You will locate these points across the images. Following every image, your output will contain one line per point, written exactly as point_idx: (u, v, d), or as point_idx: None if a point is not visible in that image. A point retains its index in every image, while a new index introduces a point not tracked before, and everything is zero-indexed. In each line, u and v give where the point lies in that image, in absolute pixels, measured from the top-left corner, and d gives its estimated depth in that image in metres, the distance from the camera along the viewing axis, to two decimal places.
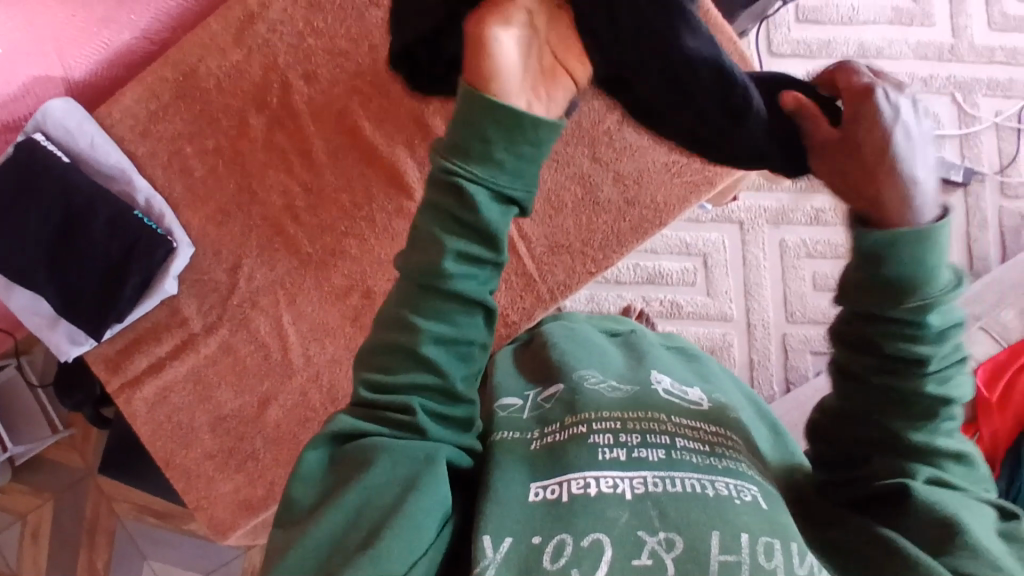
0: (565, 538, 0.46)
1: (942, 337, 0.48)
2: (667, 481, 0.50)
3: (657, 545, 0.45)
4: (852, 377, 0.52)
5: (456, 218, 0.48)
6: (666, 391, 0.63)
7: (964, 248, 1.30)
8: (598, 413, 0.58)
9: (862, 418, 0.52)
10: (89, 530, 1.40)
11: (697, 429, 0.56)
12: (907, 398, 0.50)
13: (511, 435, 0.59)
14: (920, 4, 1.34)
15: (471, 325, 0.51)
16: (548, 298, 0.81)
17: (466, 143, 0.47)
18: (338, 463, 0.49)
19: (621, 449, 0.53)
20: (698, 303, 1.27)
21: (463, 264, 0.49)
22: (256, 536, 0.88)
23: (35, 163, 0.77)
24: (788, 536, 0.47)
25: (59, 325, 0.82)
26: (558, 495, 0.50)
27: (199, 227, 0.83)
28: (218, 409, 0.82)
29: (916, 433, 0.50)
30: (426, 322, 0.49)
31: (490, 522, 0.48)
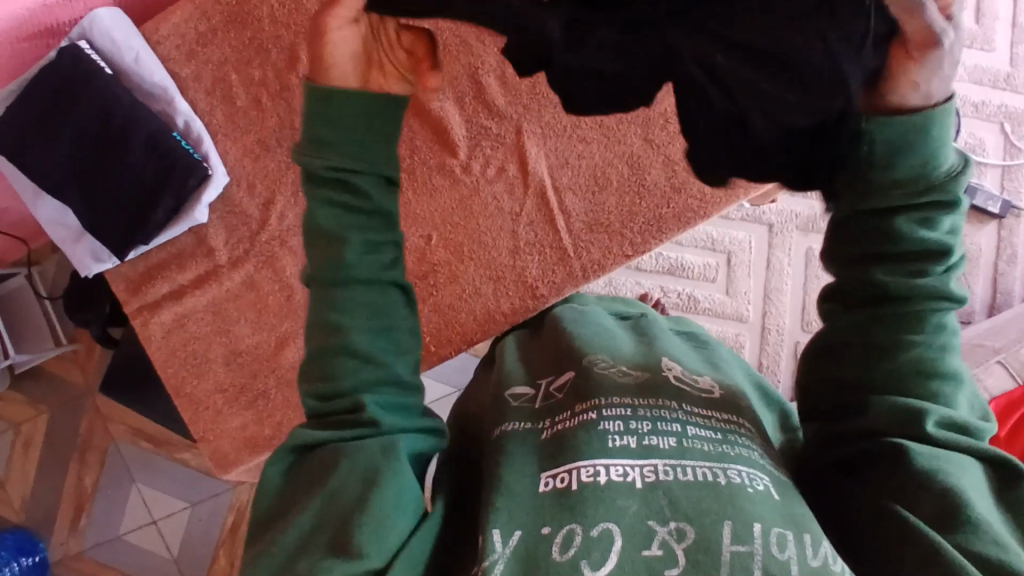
0: (574, 528, 0.45)
1: (950, 231, 0.47)
2: (679, 469, 0.49)
3: (668, 535, 0.44)
4: (851, 296, 0.50)
5: (347, 209, 0.47)
6: (678, 378, 0.61)
7: (990, 281, 1.28)
8: (609, 399, 0.57)
9: (855, 344, 0.50)
10: (81, 446, 1.41)
11: (709, 416, 0.55)
12: (907, 317, 0.48)
13: (519, 426, 0.58)
14: (982, 26, 1.31)
15: (392, 308, 0.51)
16: (580, 276, 0.79)
17: (329, 130, 0.46)
18: (300, 469, 0.48)
19: (632, 436, 0.52)
20: (715, 301, 1.27)
21: (368, 250, 0.48)
22: (256, 475, 0.88)
23: (79, 72, 0.75)
24: (803, 526, 0.46)
25: (83, 239, 0.81)
26: (567, 484, 0.49)
27: (236, 159, 0.82)
28: (234, 344, 0.81)
29: (918, 349, 0.48)
30: (342, 313, 0.49)
31: (500, 514, 0.48)
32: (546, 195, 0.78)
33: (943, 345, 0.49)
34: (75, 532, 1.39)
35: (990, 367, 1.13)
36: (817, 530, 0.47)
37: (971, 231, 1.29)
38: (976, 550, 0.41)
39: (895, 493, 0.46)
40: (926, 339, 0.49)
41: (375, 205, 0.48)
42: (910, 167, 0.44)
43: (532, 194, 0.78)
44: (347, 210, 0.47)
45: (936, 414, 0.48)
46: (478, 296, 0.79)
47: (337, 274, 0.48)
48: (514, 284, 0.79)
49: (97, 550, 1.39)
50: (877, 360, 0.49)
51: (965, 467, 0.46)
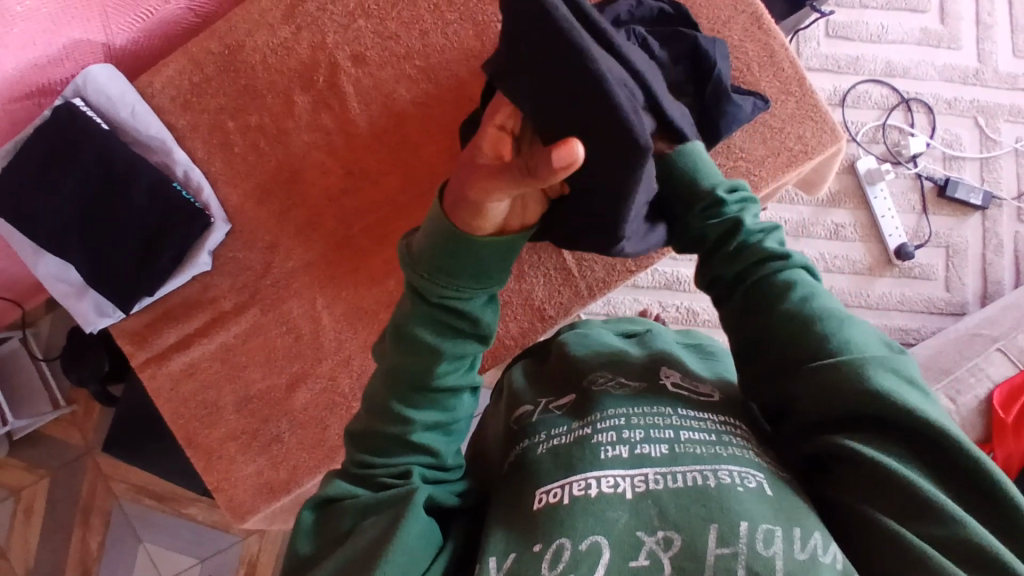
0: (564, 543, 0.45)
1: (739, 205, 0.61)
2: (669, 476, 0.47)
3: (655, 544, 0.44)
4: (738, 302, 0.57)
5: (452, 325, 0.52)
6: (676, 385, 0.59)
7: (980, 271, 1.33)
8: (605, 412, 0.56)
9: (775, 346, 0.53)
10: (84, 508, 1.38)
11: (704, 419, 0.53)
12: (772, 300, 0.55)
13: (526, 443, 0.57)
14: (947, 27, 1.38)
15: (459, 404, 0.55)
16: (586, 294, 0.80)
17: (446, 263, 0.49)
18: (326, 524, 0.49)
19: (624, 446, 0.51)
20: (714, 312, 1.28)
21: (455, 362, 0.52)
22: (272, 522, 0.86)
23: (75, 129, 0.75)
24: (798, 520, 0.45)
25: (86, 295, 0.81)
26: (560, 499, 0.48)
27: (237, 204, 0.82)
28: (245, 389, 0.81)
29: (791, 304, 0.53)
30: (424, 401, 0.52)
31: (495, 542, 0.48)
32: None
33: (815, 301, 0.53)
34: None
35: (991, 355, 1.15)
36: (815, 525, 0.45)
37: (957, 225, 1.34)
38: (958, 534, 0.41)
39: (871, 495, 0.45)
40: (792, 301, 0.53)
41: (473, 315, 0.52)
42: (685, 186, 0.62)
43: None
44: (455, 329, 0.52)
45: (873, 367, 0.47)
46: None
47: (429, 380, 0.52)
48: (523, 307, 0.80)
49: None
50: (788, 346, 0.52)
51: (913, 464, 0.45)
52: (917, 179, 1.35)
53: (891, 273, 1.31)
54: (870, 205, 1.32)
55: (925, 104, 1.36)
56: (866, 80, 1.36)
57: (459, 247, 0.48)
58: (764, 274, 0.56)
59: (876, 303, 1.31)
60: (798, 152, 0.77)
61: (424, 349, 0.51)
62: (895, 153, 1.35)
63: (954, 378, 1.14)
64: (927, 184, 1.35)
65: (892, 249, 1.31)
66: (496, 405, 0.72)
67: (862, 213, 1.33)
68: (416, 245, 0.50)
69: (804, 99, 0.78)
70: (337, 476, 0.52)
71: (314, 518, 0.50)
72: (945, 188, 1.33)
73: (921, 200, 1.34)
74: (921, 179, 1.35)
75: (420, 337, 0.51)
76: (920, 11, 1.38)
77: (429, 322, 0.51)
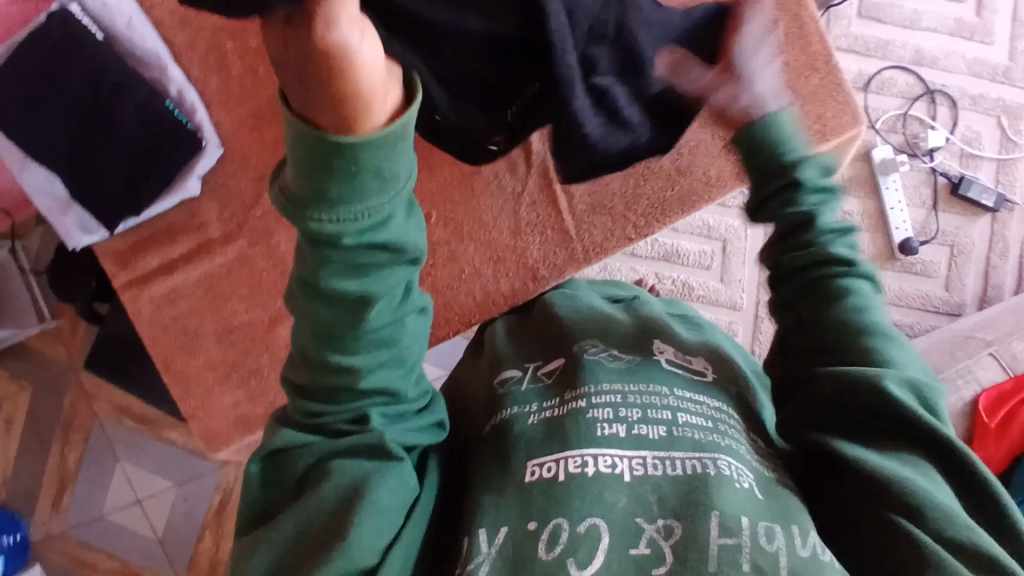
0: (561, 524, 0.45)
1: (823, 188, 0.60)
2: (667, 463, 0.48)
3: (655, 532, 0.44)
4: (801, 281, 0.58)
5: (372, 262, 0.41)
6: (669, 360, 0.59)
7: (983, 274, 1.33)
8: (599, 386, 0.55)
9: (819, 335, 0.56)
10: (65, 423, 1.38)
11: (699, 403, 0.54)
12: (830, 298, 0.56)
13: (512, 411, 0.57)
14: (981, 20, 1.35)
15: (402, 332, 0.48)
16: (582, 259, 0.78)
17: (331, 188, 0.36)
18: (279, 480, 0.49)
19: (621, 426, 0.51)
20: (710, 288, 1.27)
21: (388, 300, 0.44)
22: (246, 455, 0.86)
23: (70, 37, 0.74)
24: (786, 516, 0.46)
25: (71, 210, 0.79)
26: (555, 474, 0.48)
27: (230, 129, 0.78)
28: (227, 320, 0.80)
29: (849, 313, 0.55)
30: (351, 354, 0.46)
31: (487, 514, 0.48)
32: (550, 174, 0.77)
33: (867, 310, 0.56)
34: (57, 510, 1.37)
35: (983, 359, 1.14)
36: (807, 520, 0.47)
37: (965, 224, 1.34)
38: (953, 538, 0.46)
39: (893, 504, 0.48)
40: (858, 309, 0.55)
41: (392, 241, 0.40)
42: (766, 157, 0.59)
43: (535, 174, 0.77)
44: (365, 265, 0.41)
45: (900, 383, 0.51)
46: (477, 277, 0.78)
47: (360, 331, 0.44)
48: (515, 264, 0.78)
49: (80, 529, 1.36)
50: (821, 345, 0.56)
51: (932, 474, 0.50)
52: (932, 173, 1.34)
53: (892, 266, 1.32)
54: (880, 195, 1.33)
55: (949, 98, 1.35)
56: (893, 66, 1.34)
57: (346, 159, 0.34)
58: (844, 271, 0.56)
59: None
60: (817, 131, 0.74)
61: (340, 308, 0.43)
62: (913, 145, 1.34)
63: (943, 379, 1.13)
64: (942, 180, 1.34)
65: (897, 242, 1.31)
66: (478, 366, 0.71)
67: (869, 202, 1.33)
68: (293, 181, 0.37)
69: (828, 76, 0.75)
70: (283, 421, 0.50)
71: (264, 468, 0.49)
72: (958, 185, 1.32)
73: (932, 195, 1.34)
74: (935, 174, 1.34)
75: (327, 298, 0.42)
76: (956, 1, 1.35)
77: (352, 276, 0.41)
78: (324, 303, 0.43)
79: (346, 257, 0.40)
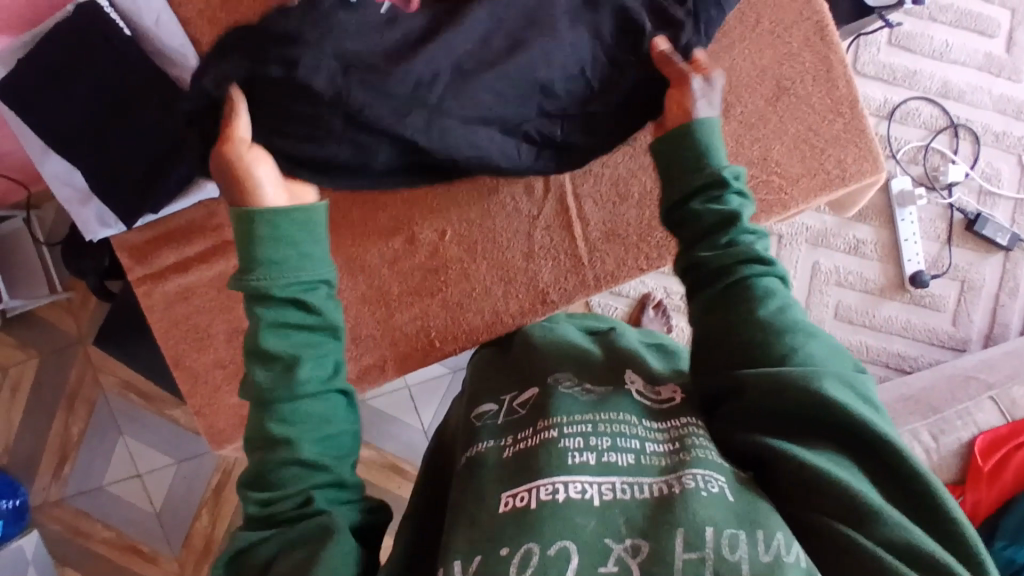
0: (532, 548, 0.45)
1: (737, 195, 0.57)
2: (636, 487, 0.49)
3: (624, 551, 0.45)
4: (697, 286, 0.57)
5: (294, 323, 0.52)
6: (639, 392, 0.60)
7: (990, 311, 1.34)
8: (570, 417, 0.56)
9: (726, 340, 0.54)
10: (70, 394, 1.40)
11: (665, 428, 0.55)
12: (738, 293, 0.54)
13: (486, 446, 0.58)
14: (1012, 57, 1.35)
15: (328, 407, 0.52)
16: (594, 285, 0.78)
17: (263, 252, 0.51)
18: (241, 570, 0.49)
19: (590, 454, 0.52)
20: None
21: (314, 361, 0.52)
22: (249, 452, 0.88)
23: (94, 32, 0.73)
24: (759, 523, 0.46)
25: (91, 202, 0.80)
26: (527, 503, 0.49)
27: None
28: (238, 321, 0.81)
29: (763, 312, 0.53)
30: (292, 409, 0.50)
31: (458, 543, 0.49)
32: (567, 200, 0.78)
33: (780, 307, 0.54)
34: (58, 479, 1.39)
35: (982, 402, 1.14)
36: (777, 522, 0.47)
37: (977, 261, 1.34)
38: (898, 539, 0.45)
39: (831, 505, 0.47)
40: (771, 304, 0.54)
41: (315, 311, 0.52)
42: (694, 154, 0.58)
43: (552, 197, 0.78)
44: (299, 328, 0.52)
45: (827, 382, 0.49)
46: (487, 297, 0.78)
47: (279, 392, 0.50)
48: (525, 287, 0.78)
49: (78, 499, 1.39)
50: (734, 341, 0.54)
51: (857, 473, 0.49)
52: (949, 209, 1.34)
53: (901, 297, 1.32)
54: (895, 227, 1.32)
55: (973, 133, 1.34)
56: (918, 97, 1.34)
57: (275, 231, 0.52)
58: (746, 278, 0.55)
59: (880, 325, 1.32)
60: (835, 177, 0.74)
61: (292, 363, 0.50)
62: (931, 177, 1.34)
63: (941, 418, 1.13)
64: (958, 215, 1.34)
65: (908, 274, 1.31)
66: (457, 405, 0.71)
67: (884, 233, 1.33)
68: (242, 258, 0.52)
69: (853, 122, 0.74)
70: (241, 527, 0.51)
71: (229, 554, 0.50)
72: (974, 223, 1.32)
73: (947, 229, 1.33)
74: (952, 210, 1.34)
75: (285, 364, 0.50)
76: (987, 35, 1.35)
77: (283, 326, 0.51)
78: (276, 337, 0.50)
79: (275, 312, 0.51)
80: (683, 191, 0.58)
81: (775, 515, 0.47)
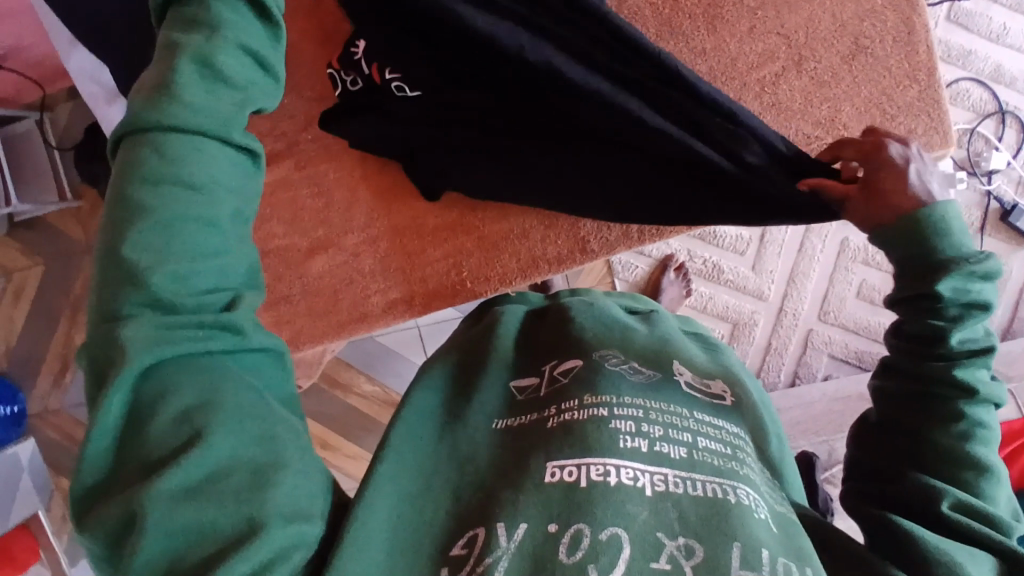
0: (582, 530, 0.44)
1: (973, 305, 0.52)
2: (688, 483, 0.48)
3: (676, 550, 0.43)
4: (888, 380, 0.55)
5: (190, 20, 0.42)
6: (689, 383, 0.61)
7: (1011, 306, 1.31)
8: (620, 398, 0.55)
9: (899, 429, 0.53)
10: (75, 304, 1.38)
11: (717, 429, 0.55)
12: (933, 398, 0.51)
13: (529, 417, 0.57)
14: None
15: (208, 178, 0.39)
16: (635, 238, 0.75)
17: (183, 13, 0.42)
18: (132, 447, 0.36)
19: (642, 440, 0.51)
20: (739, 273, 1.36)
21: (207, 89, 0.40)
22: None
23: None
24: (806, 559, 0.45)
25: (117, 102, 0.76)
26: (576, 479, 0.47)
27: (292, 41, 0.75)
28: (262, 241, 0.77)
29: (955, 410, 0.50)
30: (155, 196, 0.38)
31: (507, 509, 0.46)
32: None
33: (980, 428, 0.50)
34: (58, 387, 1.38)
35: None
36: (819, 565, 0.47)
37: (1007, 253, 1.31)
38: None
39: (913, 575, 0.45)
40: (960, 424, 0.50)
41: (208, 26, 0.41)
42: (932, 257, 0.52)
43: None
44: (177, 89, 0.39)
45: (953, 497, 0.48)
46: (525, 239, 0.76)
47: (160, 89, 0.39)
48: (565, 232, 0.75)
49: (77, 409, 1.38)
50: (909, 438, 0.52)
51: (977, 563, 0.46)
52: (985, 196, 1.30)
53: None
54: None
55: (1020, 121, 1.30)
56: (970, 79, 1.30)
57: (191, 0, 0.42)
58: (948, 384, 0.51)
59: None
60: None
61: (157, 175, 0.38)
62: (972, 163, 1.31)
63: None
64: (994, 204, 1.30)
65: None
66: (483, 339, 0.70)
67: None
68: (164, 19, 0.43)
69: (927, 90, 0.72)
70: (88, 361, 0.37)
71: (132, 400, 0.36)
72: (1010, 213, 1.28)
73: (981, 218, 1.30)
74: (989, 198, 1.30)
75: (149, 167, 0.38)
76: None
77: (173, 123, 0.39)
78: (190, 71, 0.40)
79: (211, 54, 0.40)
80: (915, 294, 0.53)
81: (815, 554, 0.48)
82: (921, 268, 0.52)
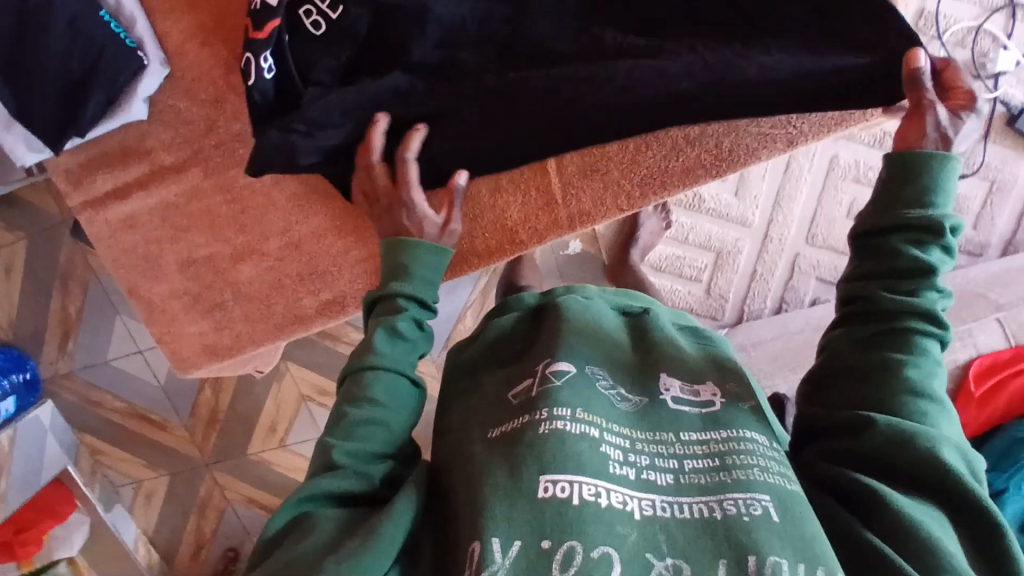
0: (575, 546, 0.43)
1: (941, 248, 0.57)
2: (676, 506, 0.47)
3: (665, 570, 0.43)
4: (849, 313, 0.59)
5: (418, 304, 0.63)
6: (676, 398, 0.57)
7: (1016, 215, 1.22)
8: (609, 425, 0.53)
9: (861, 366, 0.56)
10: (63, 274, 1.35)
11: (707, 442, 0.52)
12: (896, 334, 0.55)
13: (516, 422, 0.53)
14: None
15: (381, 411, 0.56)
16: (566, 223, 0.80)
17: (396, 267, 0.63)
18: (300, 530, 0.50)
19: (630, 468, 0.50)
20: (721, 201, 1.30)
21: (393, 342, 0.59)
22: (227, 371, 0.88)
23: None
24: (808, 555, 0.44)
25: (15, 126, 0.74)
26: (570, 496, 0.46)
27: (178, 41, 0.75)
28: (188, 250, 0.80)
29: (917, 339, 0.55)
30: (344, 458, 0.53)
31: (498, 522, 0.45)
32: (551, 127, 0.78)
33: (933, 367, 0.54)
34: (64, 351, 1.38)
35: (987, 322, 1.12)
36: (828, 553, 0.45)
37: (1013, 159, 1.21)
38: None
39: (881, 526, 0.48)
40: (919, 357, 0.54)
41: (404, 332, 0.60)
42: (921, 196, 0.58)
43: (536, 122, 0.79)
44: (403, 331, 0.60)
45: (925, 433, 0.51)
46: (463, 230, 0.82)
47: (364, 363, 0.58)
48: (492, 221, 0.80)
49: (86, 372, 1.38)
50: (868, 376, 0.55)
51: (940, 519, 0.49)
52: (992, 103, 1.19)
53: None
54: None
55: None
56: None
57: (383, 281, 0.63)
58: (910, 317, 0.55)
59: None
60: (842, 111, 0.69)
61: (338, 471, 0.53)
62: (978, 64, 1.18)
63: None
64: (1000, 107, 1.19)
65: None
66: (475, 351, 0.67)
67: None
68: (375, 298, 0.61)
69: None
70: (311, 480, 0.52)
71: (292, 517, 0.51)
72: None
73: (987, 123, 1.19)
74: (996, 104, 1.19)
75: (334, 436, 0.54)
76: None
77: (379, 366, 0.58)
78: (385, 338, 0.59)
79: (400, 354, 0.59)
80: (882, 225, 0.58)
81: (816, 537, 0.45)
82: (896, 203, 0.58)
